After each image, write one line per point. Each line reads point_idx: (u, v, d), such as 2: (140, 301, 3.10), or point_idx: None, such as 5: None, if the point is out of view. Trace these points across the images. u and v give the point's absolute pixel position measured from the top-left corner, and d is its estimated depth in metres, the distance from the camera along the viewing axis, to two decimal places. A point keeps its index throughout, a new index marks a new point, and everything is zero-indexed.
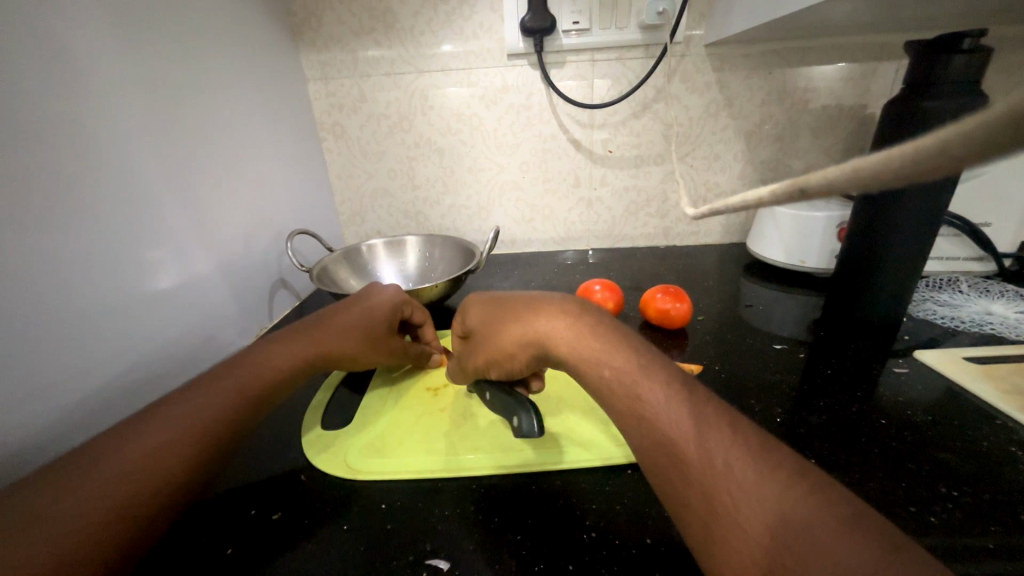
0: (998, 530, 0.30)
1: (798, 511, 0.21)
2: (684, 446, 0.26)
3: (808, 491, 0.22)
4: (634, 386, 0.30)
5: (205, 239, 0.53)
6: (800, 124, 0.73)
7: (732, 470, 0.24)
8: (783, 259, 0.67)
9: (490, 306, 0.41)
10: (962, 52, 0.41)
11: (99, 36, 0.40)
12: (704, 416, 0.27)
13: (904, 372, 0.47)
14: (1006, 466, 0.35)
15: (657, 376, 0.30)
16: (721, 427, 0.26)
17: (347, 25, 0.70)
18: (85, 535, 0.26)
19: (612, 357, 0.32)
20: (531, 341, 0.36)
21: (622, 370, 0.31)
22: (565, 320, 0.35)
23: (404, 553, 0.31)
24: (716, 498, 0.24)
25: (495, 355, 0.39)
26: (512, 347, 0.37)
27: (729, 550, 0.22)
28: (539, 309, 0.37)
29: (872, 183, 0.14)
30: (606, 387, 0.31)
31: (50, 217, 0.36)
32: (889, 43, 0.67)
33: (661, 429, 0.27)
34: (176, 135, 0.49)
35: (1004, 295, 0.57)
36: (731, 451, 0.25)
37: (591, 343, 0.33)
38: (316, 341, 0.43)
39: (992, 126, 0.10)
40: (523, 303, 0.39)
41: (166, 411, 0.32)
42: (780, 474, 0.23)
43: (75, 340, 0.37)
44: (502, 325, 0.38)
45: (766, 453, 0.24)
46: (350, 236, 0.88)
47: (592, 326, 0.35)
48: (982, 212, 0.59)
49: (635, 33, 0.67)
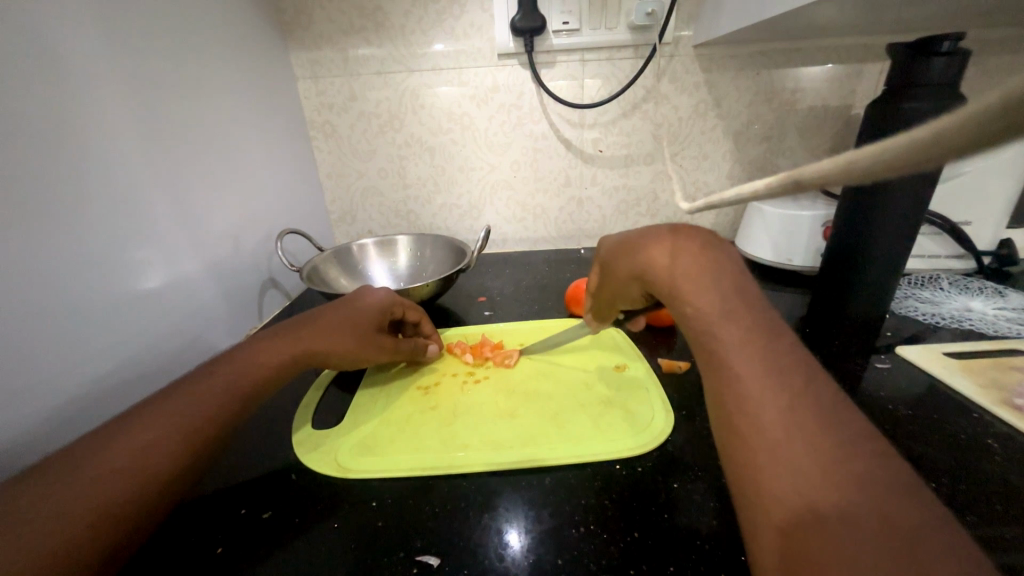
0: (973, 519, 0.31)
1: (841, 498, 0.20)
2: (754, 393, 0.26)
3: (862, 483, 0.20)
4: (713, 326, 0.30)
5: (192, 238, 0.52)
6: (788, 124, 0.74)
7: (783, 430, 0.24)
8: (771, 258, 0.68)
9: (608, 246, 0.43)
10: (941, 54, 0.42)
11: (85, 32, 0.40)
12: (778, 363, 0.27)
13: (886, 368, 0.48)
14: (982, 456, 0.36)
15: (743, 319, 0.30)
16: (786, 378, 0.26)
17: (337, 23, 0.70)
18: (71, 531, 0.25)
19: (699, 296, 0.32)
20: (640, 274, 0.38)
21: (705, 308, 0.32)
22: (664, 253, 0.36)
23: (395, 549, 0.31)
24: (761, 466, 0.23)
25: (614, 286, 0.42)
26: (625, 280, 0.40)
27: (761, 510, 0.23)
28: (644, 242, 0.39)
29: (868, 175, 0.14)
30: (688, 322, 0.33)
31: (37, 215, 0.35)
32: (873, 45, 0.69)
33: (741, 374, 0.27)
34: (163, 134, 0.48)
35: (983, 292, 0.59)
36: (790, 408, 0.24)
37: (681, 282, 0.34)
38: (303, 340, 0.42)
39: (981, 118, 0.10)
40: (632, 237, 0.41)
41: (157, 407, 0.32)
42: (839, 464, 0.21)
43: (59, 341, 0.37)
44: (614, 262, 0.41)
45: (840, 436, 0.22)
46: (341, 236, 0.87)
47: (692, 254, 0.35)
48: (964, 212, 0.61)
49: (625, 33, 0.68)
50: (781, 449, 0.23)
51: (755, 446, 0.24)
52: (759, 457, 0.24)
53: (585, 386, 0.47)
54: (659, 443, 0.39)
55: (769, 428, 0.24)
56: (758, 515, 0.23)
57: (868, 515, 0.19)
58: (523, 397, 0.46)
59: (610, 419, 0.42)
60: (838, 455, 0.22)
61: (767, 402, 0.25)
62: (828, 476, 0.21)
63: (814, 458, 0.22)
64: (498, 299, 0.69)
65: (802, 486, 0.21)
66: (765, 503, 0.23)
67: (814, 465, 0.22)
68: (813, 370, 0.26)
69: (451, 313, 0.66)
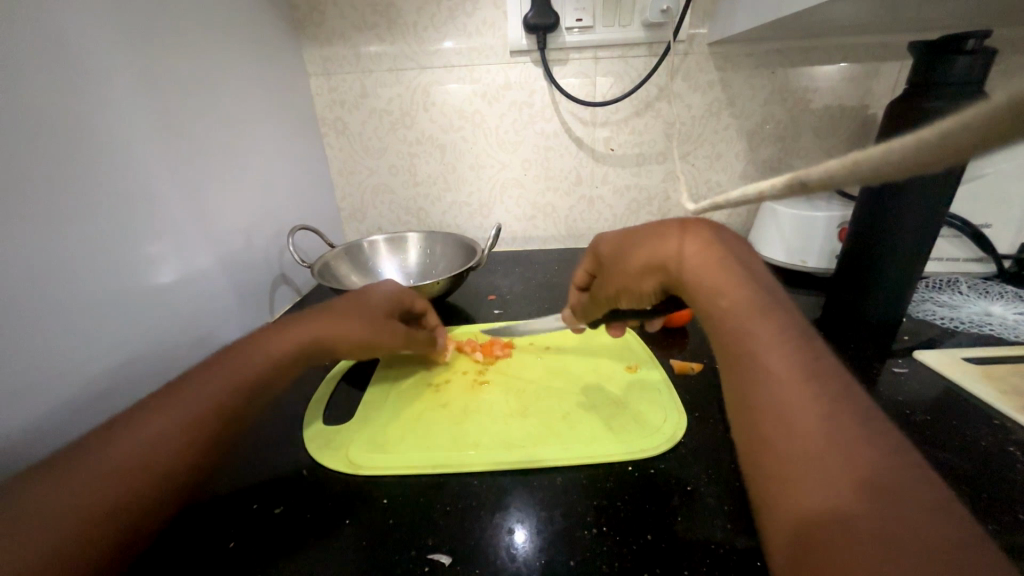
0: (995, 529, 0.30)
1: (864, 505, 0.20)
2: (784, 394, 0.25)
3: (888, 492, 0.20)
4: (746, 322, 0.30)
5: (204, 234, 0.52)
6: (803, 123, 0.73)
7: (812, 433, 0.23)
8: (784, 259, 0.67)
9: (617, 236, 0.43)
10: (965, 53, 0.41)
11: (96, 24, 0.40)
12: (817, 368, 0.26)
13: (903, 372, 0.47)
14: (1005, 464, 0.35)
15: (773, 318, 0.30)
16: (823, 384, 0.25)
17: (349, 20, 0.70)
18: (74, 534, 0.25)
19: (731, 292, 0.32)
20: (657, 266, 0.38)
21: (739, 304, 0.31)
22: (697, 245, 0.36)
23: (406, 547, 0.31)
24: (784, 466, 0.23)
25: (622, 280, 0.41)
26: (639, 272, 0.40)
27: (779, 509, 0.23)
28: (661, 234, 0.39)
29: (874, 176, 0.14)
30: (717, 317, 0.32)
31: (51, 207, 0.36)
32: (892, 43, 0.67)
33: (774, 373, 0.27)
34: (175, 130, 0.48)
35: (1003, 296, 0.58)
36: (828, 416, 0.24)
37: (710, 275, 0.34)
38: (318, 326, 0.42)
39: (988, 118, 0.10)
40: (643, 231, 0.41)
41: (174, 397, 0.32)
42: (868, 471, 0.21)
43: (73, 333, 0.37)
44: (630, 252, 0.40)
45: (871, 444, 0.22)
46: (351, 233, 0.88)
47: (719, 251, 0.35)
48: (986, 214, 0.59)
49: (639, 31, 0.67)
50: (805, 452, 0.23)
51: (782, 452, 0.24)
52: (782, 456, 0.24)
53: (597, 386, 0.47)
54: (672, 445, 0.39)
55: (802, 434, 0.24)
56: (775, 519, 0.23)
57: (888, 523, 0.19)
58: (534, 396, 0.46)
59: (622, 419, 0.42)
60: (869, 465, 0.21)
61: (802, 410, 0.24)
62: (852, 483, 0.21)
63: (838, 463, 0.22)
64: (508, 298, 0.69)
65: (825, 492, 0.21)
66: (783, 503, 0.23)
67: (840, 471, 0.21)
68: (847, 380, 0.26)
69: (462, 311, 0.66)
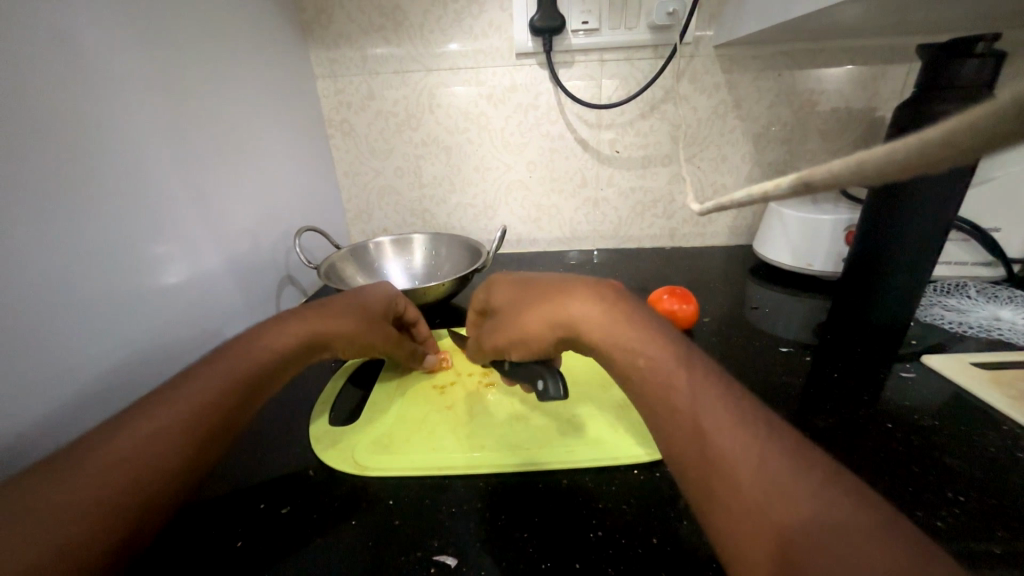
0: (1004, 536, 0.30)
1: (831, 522, 0.22)
2: (723, 436, 0.27)
3: (845, 505, 0.23)
4: (670, 373, 0.31)
5: (211, 235, 0.53)
6: (810, 125, 0.73)
7: (764, 466, 0.25)
8: (790, 262, 0.67)
9: (511, 290, 0.43)
10: (974, 57, 0.41)
11: (105, 28, 0.40)
12: (738, 405, 0.29)
13: (910, 376, 0.47)
14: (1014, 471, 0.35)
15: (691, 368, 0.31)
16: (749, 420, 0.28)
17: (356, 22, 0.71)
18: (83, 528, 0.25)
19: (646, 348, 0.33)
20: (560, 322, 0.37)
21: (657, 359, 0.32)
22: (598, 307, 0.36)
23: (412, 548, 0.32)
24: (753, 504, 0.24)
25: (520, 333, 0.39)
26: (539, 328, 0.38)
27: (756, 549, 0.23)
28: (565, 293, 0.38)
29: (879, 177, 0.13)
30: (638, 375, 0.33)
31: (61, 208, 0.36)
32: (900, 46, 0.67)
33: (711, 417, 0.28)
34: (182, 132, 0.49)
35: (1013, 300, 0.57)
36: (767, 448, 0.26)
37: (618, 335, 0.34)
38: (313, 321, 0.43)
39: (992, 119, 0.10)
40: (549, 288, 0.40)
41: (171, 396, 0.33)
42: (821, 490, 0.24)
43: (81, 332, 0.38)
44: (527, 309, 0.39)
45: (811, 467, 0.25)
46: (357, 234, 0.88)
47: (618, 310, 0.36)
48: (995, 218, 0.59)
49: (645, 32, 0.67)
50: (767, 486, 0.25)
51: (745, 491, 0.25)
52: (748, 492, 0.25)
53: (602, 389, 0.47)
54: None
55: (758, 471, 0.25)
56: (755, 556, 0.23)
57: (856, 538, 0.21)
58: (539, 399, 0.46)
59: (626, 423, 0.42)
60: (818, 487, 0.24)
61: (745, 450, 0.26)
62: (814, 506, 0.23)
63: (797, 490, 0.24)
64: None
65: (797, 518, 0.23)
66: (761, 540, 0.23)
67: (802, 496, 0.24)
68: None
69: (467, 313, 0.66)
